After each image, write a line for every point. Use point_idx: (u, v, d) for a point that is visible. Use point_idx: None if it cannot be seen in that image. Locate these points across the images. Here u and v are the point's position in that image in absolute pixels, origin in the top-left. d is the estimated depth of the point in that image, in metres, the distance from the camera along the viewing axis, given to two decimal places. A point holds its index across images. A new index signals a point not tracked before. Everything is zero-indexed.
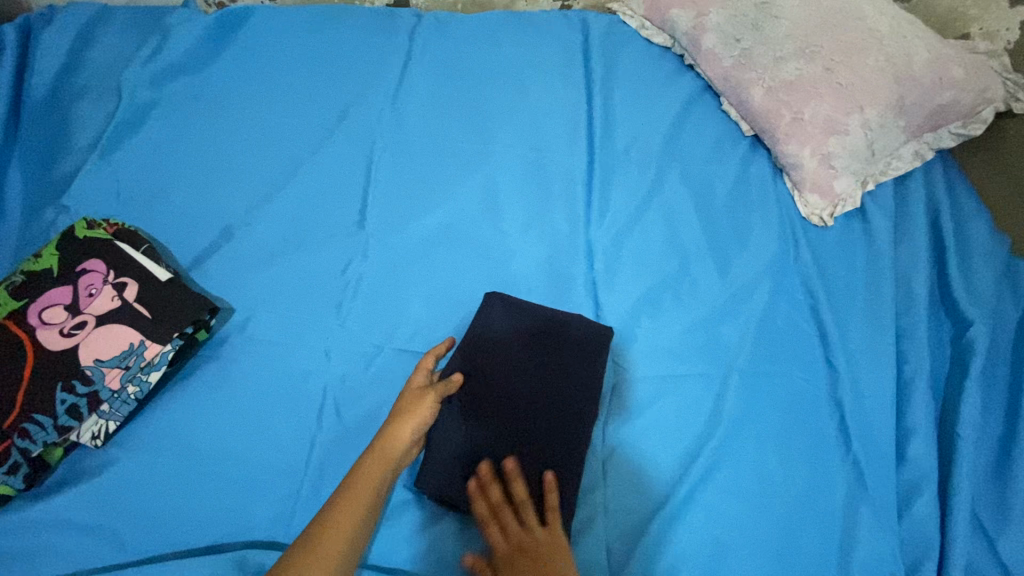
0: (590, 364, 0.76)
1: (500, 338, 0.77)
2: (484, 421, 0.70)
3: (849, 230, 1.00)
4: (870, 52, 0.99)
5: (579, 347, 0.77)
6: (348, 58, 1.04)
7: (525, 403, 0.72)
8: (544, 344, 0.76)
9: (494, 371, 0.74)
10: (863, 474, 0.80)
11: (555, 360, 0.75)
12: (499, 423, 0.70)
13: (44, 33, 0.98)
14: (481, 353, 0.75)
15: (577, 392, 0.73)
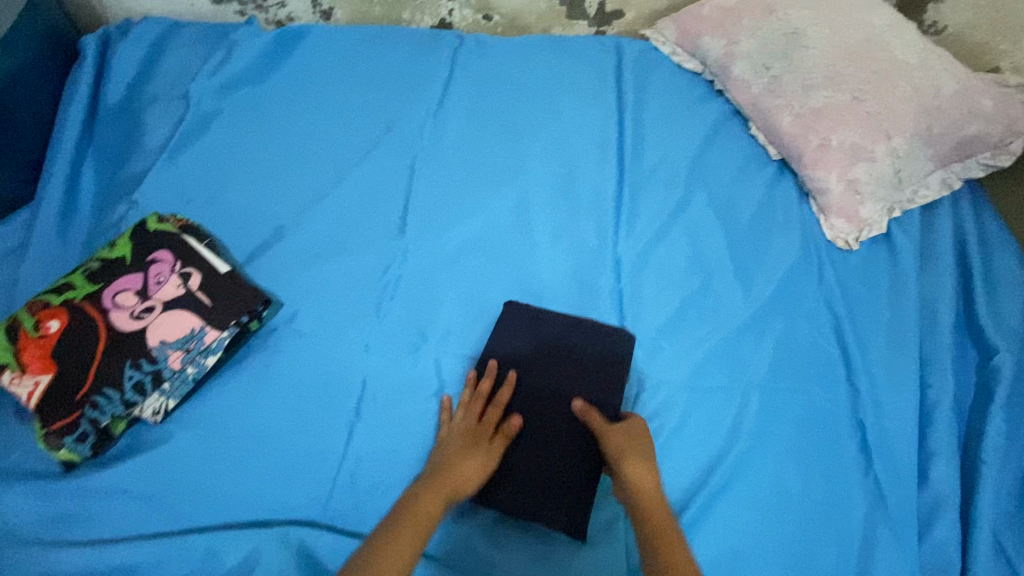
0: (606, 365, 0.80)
1: (520, 334, 0.82)
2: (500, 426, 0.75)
3: (874, 254, 1.02)
4: (898, 82, 1.02)
5: (597, 348, 0.81)
6: (394, 75, 1.11)
7: (541, 399, 0.77)
8: (562, 342, 0.81)
9: (514, 366, 0.79)
10: (883, 493, 0.81)
11: (573, 359, 0.80)
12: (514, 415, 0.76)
13: (121, 43, 1.07)
14: (501, 347, 0.81)
15: (593, 390, 0.77)
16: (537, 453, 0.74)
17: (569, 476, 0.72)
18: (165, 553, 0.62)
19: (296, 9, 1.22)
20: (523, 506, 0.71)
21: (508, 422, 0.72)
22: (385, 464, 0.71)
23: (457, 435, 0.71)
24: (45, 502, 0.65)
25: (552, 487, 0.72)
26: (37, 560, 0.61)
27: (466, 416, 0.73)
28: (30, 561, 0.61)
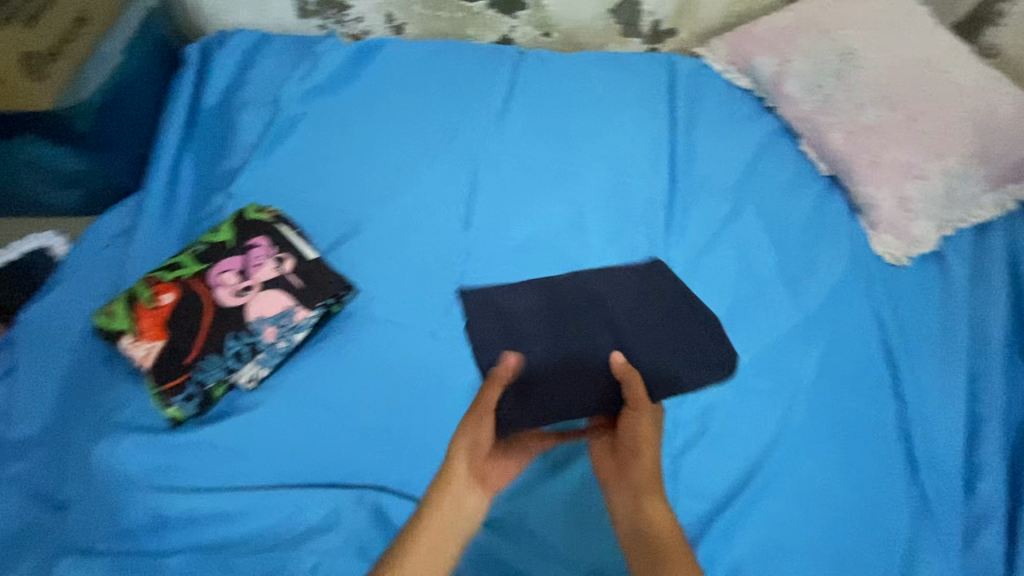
0: (692, 365, 0.72)
1: (623, 283, 0.79)
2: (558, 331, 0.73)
3: (924, 271, 1.04)
4: (952, 104, 1.05)
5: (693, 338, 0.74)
6: (460, 86, 1.19)
7: (603, 327, 0.73)
8: (656, 309, 0.77)
9: (606, 295, 0.77)
10: (927, 501, 0.83)
11: (666, 326, 0.75)
12: (584, 328, 0.73)
13: (218, 52, 1.18)
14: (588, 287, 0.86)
15: (675, 369, 0.72)
16: (582, 371, 0.70)
17: (597, 390, 0.69)
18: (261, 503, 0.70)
19: (372, 24, 1.32)
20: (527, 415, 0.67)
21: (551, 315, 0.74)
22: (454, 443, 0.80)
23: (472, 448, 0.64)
24: (151, 453, 0.73)
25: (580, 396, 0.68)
26: (151, 502, 0.70)
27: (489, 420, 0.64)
28: (145, 502, 0.70)
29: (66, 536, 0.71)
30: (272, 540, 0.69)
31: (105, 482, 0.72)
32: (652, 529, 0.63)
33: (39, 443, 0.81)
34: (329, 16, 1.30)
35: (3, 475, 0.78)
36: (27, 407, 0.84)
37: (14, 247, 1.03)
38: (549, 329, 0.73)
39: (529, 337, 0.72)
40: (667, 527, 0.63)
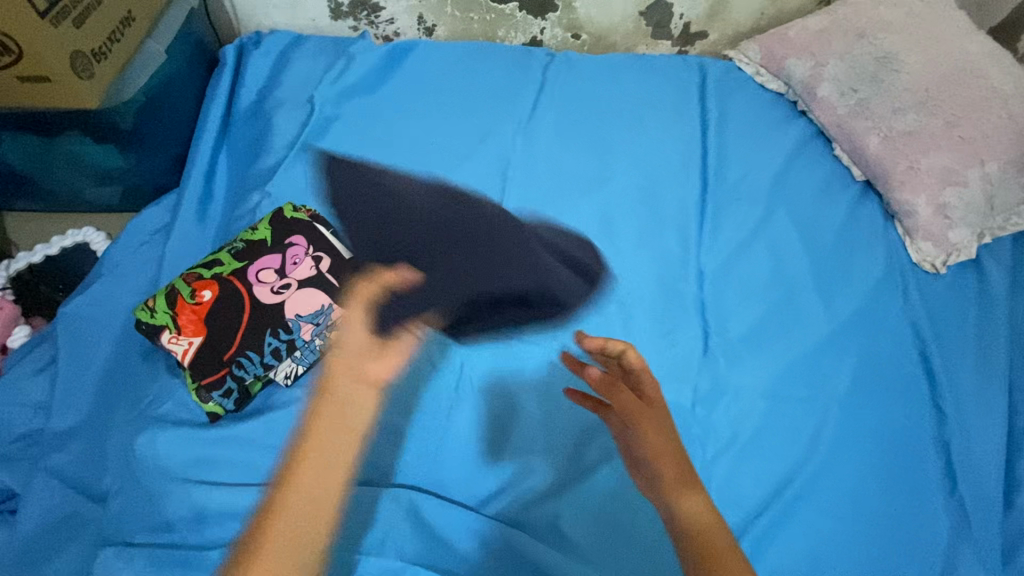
0: (550, 288, 0.88)
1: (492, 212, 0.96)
2: (441, 227, 0.87)
3: (963, 280, 1.02)
4: (993, 111, 1.03)
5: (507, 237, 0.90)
6: (490, 88, 1.19)
7: (475, 232, 0.90)
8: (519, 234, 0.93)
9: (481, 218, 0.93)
10: (966, 513, 0.82)
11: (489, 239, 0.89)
12: (462, 230, 0.89)
13: (253, 52, 1.20)
14: (469, 212, 0.96)
15: (532, 272, 0.86)
16: (453, 255, 0.84)
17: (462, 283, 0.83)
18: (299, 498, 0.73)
19: (403, 26, 1.33)
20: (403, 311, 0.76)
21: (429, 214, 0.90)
22: (486, 444, 0.82)
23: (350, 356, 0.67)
24: (190, 447, 0.75)
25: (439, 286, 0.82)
26: (189, 496, 0.71)
27: (360, 320, 0.73)
28: (183, 495, 0.71)
29: (107, 526, 0.72)
30: None
31: (144, 475, 0.73)
32: (697, 525, 0.58)
33: (79, 434, 0.82)
34: (361, 18, 1.31)
35: (42, 464, 0.80)
36: (66, 399, 0.85)
37: (54, 241, 1.09)
38: (423, 221, 0.87)
39: (398, 237, 0.85)
40: (713, 523, 0.59)
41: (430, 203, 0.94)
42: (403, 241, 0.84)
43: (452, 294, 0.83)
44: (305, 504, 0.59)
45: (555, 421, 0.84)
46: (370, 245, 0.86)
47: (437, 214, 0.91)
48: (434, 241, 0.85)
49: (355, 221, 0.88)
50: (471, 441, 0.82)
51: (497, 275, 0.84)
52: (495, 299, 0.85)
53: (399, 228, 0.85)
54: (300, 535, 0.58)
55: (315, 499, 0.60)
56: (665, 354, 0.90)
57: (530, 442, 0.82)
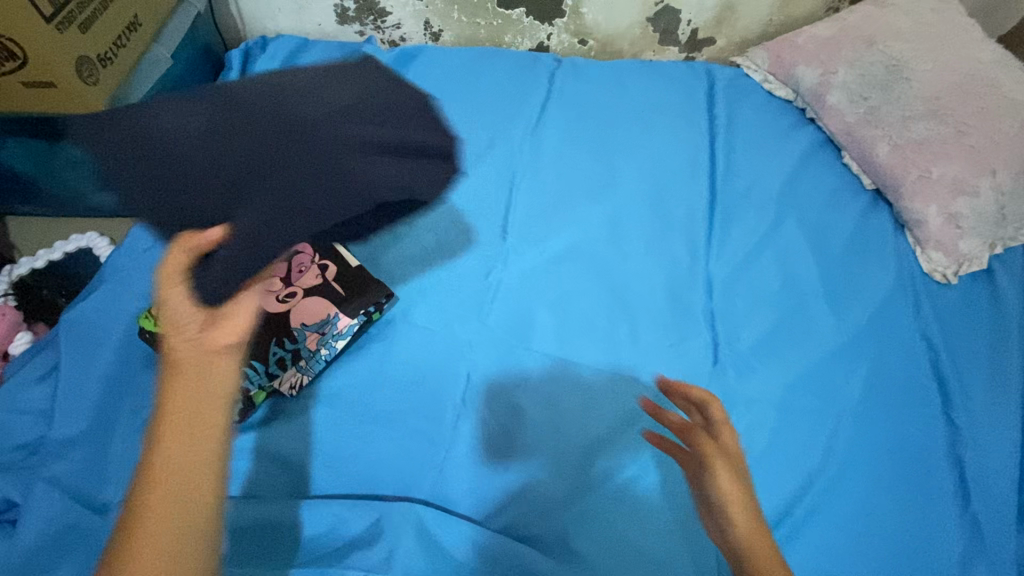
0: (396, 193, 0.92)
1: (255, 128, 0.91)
2: (208, 177, 0.85)
3: (974, 290, 1.00)
4: (1005, 120, 1.02)
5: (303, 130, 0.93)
6: (497, 94, 1.18)
7: (227, 167, 0.86)
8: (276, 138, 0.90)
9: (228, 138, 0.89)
10: (981, 529, 0.80)
11: (280, 158, 0.88)
12: (241, 166, 0.86)
13: (259, 58, 1.20)
14: (255, 127, 0.90)
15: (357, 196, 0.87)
16: (259, 196, 0.82)
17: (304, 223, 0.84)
18: (306, 512, 0.74)
19: (409, 31, 1.33)
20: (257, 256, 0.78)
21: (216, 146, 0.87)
22: (492, 456, 0.81)
23: (183, 336, 0.59)
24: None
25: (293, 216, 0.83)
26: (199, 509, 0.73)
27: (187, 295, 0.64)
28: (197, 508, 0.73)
29: None
30: (319, 549, 0.72)
31: None
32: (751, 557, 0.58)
33: (82, 442, 0.82)
34: (367, 23, 1.31)
35: (42, 474, 0.78)
36: (67, 407, 0.84)
37: (59, 247, 1.09)
38: (231, 182, 0.84)
39: (211, 202, 0.83)
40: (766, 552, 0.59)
41: (210, 136, 0.89)
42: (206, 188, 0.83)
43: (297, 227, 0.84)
44: (183, 485, 0.53)
45: (560, 430, 0.83)
46: (173, 197, 0.84)
47: (205, 154, 0.87)
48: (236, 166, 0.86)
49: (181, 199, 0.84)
50: (476, 452, 0.81)
51: (340, 206, 0.87)
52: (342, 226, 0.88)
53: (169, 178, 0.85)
54: (186, 509, 0.52)
55: (193, 464, 0.54)
56: (673, 364, 0.89)
57: (535, 453, 0.81)
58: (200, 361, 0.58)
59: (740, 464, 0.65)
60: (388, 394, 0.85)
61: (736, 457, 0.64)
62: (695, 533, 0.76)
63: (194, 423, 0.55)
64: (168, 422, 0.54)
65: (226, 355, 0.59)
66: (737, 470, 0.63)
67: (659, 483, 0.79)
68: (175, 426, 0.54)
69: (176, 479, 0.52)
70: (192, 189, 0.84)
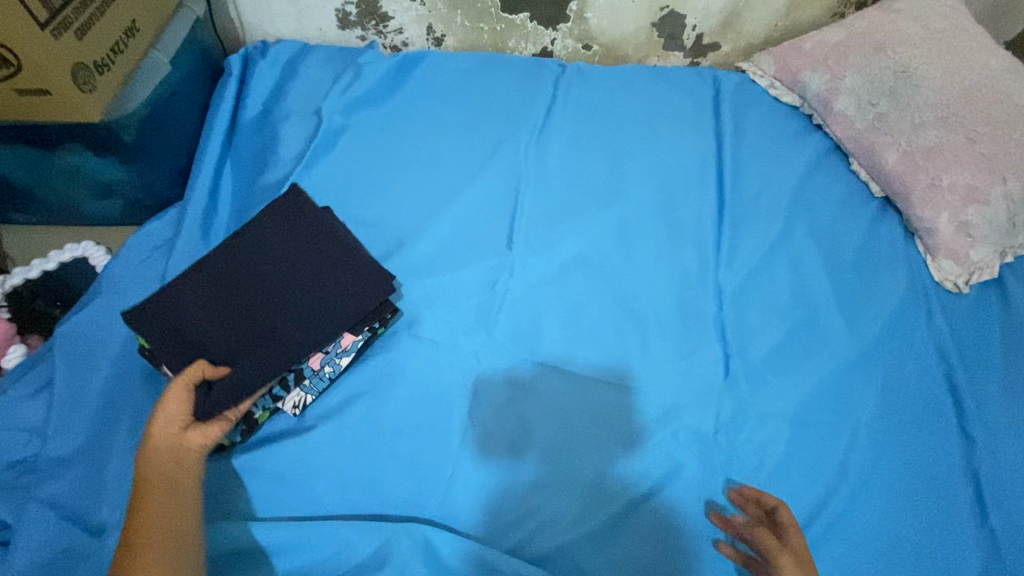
0: (360, 291, 0.84)
1: (251, 250, 0.86)
2: (194, 315, 0.81)
3: (986, 299, 0.99)
4: (1015, 127, 1.01)
5: (280, 247, 0.87)
6: (501, 100, 1.16)
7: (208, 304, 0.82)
8: (269, 259, 0.86)
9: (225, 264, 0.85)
10: (999, 546, 0.78)
11: (267, 282, 0.84)
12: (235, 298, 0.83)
13: (260, 63, 1.18)
14: (237, 254, 0.86)
15: (349, 296, 0.84)
16: (252, 330, 0.80)
17: (291, 340, 0.80)
18: (312, 531, 0.72)
19: (411, 36, 1.31)
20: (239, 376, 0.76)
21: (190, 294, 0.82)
22: (500, 472, 0.79)
23: (165, 434, 0.69)
24: (207, 479, 0.76)
25: (288, 334, 0.81)
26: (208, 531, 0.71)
27: (179, 399, 0.72)
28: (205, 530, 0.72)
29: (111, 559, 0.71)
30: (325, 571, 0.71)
31: None
32: None
33: (78, 460, 0.79)
34: (369, 27, 1.29)
35: (37, 493, 0.76)
36: (64, 423, 0.82)
37: (54, 256, 1.07)
38: (219, 316, 0.81)
39: (201, 335, 0.80)
40: None
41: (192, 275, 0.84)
42: (200, 341, 0.79)
43: (286, 346, 0.80)
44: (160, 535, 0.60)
45: (571, 447, 0.81)
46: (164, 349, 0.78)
47: (203, 287, 0.83)
48: (222, 309, 0.82)
49: (171, 339, 0.79)
50: (484, 469, 0.79)
51: (327, 310, 0.83)
52: (320, 329, 0.81)
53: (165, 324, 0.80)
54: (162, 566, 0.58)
55: (172, 531, 0.61)
56: (685, 378, 0.87)
57: (546, 470, 0.79)
58: (174, 451, 0.69)
59: (810, 563, 0.68)
60: (394, 409, 0.83)
61: (804, 556, 0.68)
62: (708, 550, 0.75)
63: (158, 505, 0.63)
64: (144, 493, 0.64)
65: (196, 453, 0.70)
66: (807, 568, 0.67)
67: (672, 501, 0.78)
68: (148, 503, 0.63)
69: (153, 533, 0.60)
70: (178, 339, 0.79)
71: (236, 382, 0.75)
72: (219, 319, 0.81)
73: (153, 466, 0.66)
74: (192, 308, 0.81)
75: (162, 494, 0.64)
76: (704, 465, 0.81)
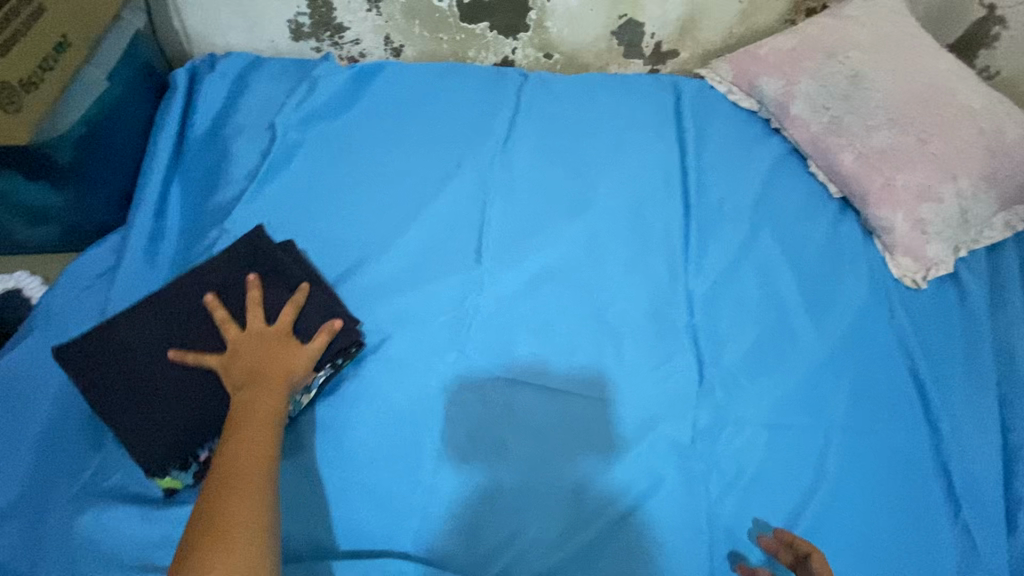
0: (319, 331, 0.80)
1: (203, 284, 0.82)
2: (138, 359, 0.77)
3: (943, 293, 1.02)
4: (964, 127, 1.05)
5: (228, 289, 0.82)
6: (463, 111, 1.14)
7: (154, 346, 0.77)
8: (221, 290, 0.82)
9: (176, 299, 0.81)
10: (973, 539, 0.80)
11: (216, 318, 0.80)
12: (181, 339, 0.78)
13: (208, 77, 1.12)
14: (186, 288, 0.82)
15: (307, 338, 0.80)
16: (201, 376, 0.76)
17: None
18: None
19: (369, 46, 1.27)
20: (190, 427, 0.74)
21: (136, 330, 0.78)
22: (481, 495, 0.76)
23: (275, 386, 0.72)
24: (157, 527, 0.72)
25: None
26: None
27: (287, 359, 0.75)
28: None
29: None
30: None
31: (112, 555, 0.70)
32: None
33: (11, 514, 0.73)
34: (323, 38, 1.25)
35: None
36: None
37: None
38: (166, 361, 0.76)
39: (145, 381, 0.76)
40: None
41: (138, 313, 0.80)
42: (146, 388, 0.75)
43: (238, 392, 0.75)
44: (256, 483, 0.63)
45: (548, 466, 0.79)
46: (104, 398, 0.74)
47: (148, 328, 0.79)
48: (170, 346, 0.78)
49: (110, 387, 0.75)
50: (461, 495, 0.76)
51: None
52: None
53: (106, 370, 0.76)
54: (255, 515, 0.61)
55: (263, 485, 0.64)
56: (660, 388, 0.86)
57: (524, 491, 0.77)
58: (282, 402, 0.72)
59: None
60: (362, 437, 0.80)
61: None
62: (692, 565, 0.74)
63: (265, 455, 0.66)
64: (254, 441, 0.67)
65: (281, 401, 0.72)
66: None
67: (653, 516, 0.76)
68: (249, 451, 0.66)
69: (246, 484, 0.63)
70: (119, 386, 0.75)
71: (188, 435, 0.73)
72: (165, 356, 0.77)
73: (265, 414, 0.69)
74: (137, 349, 0.77)
75: (265, 449, 0.67)
76: (684, 477, 0.79)
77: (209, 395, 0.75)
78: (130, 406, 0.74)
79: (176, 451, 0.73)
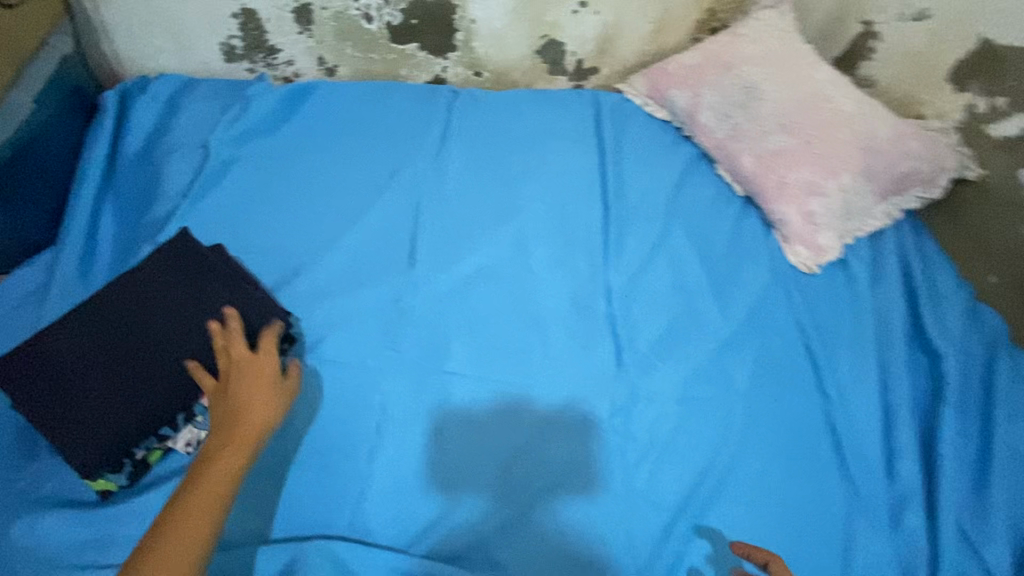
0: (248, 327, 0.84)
1: (130, 289, 0.85)
2: (69, 367, 0.79)
3: (833, 276, 1.14)
4: (841, 129, 1.17)
5: (156, 293, 0.85)
6: (395, 126, 1.21)
7: (84, 353, 0.80)
8: (149, 295, 0.85)
9: (104, 306, 0.83)
10: (856, 487, 0.91)
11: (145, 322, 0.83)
12: (111, 344, 0.81)
13: (139, 99, 1.15)
14: (114, 295, 0.84)
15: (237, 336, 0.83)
16: (133, 378, 0.79)
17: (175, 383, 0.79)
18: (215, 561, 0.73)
19: (304, 67, 1.33)
20: (122, 427, 0.76)
21: (66, 339, 0.80)
22: (414, 477, 0.82)
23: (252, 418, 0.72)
24: (92, 528, 0.74)
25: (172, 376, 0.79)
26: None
27: (265, 389, 0.75)
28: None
29: None
30: None
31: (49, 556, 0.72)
32: None
33: None
34: (257, 60, 1.30)
35: None
36: None
37: None
38: (97, 366, 0.79)
39: (77, 386, 0.78)
40: None
41: (67, 323, 0.82)
42: (77, 393, 0.77)
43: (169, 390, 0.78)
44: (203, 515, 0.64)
45: (476, 447, 0.85)
46: (36, 405, 0.76)
47: (79, 336, 0.81)
48: (100, 352, 0.80)
49: (42, 395, 0.77)
50: (395, 479, 0.81)
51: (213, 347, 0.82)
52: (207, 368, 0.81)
53: (37, 379, 0.78)
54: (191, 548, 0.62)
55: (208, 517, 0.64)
56: (583, 372, 0.94)
57: (453, 469, 0.83)
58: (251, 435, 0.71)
59: None
60: (301, 432, 0.84)
61: None
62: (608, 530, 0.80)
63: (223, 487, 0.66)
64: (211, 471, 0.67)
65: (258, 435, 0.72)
66: None
67: (573, 487, 0.83)
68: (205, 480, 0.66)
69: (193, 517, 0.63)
70: (50, 393, 0.77)
71: (121, 434, 0.75)
72: (97, 362, 0.79)
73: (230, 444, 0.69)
74: (68, 356, 0.79)
75: (222, 479, 0.67)
76: (601, 451, 0.87)
77: (139, 396, 0.77)
78: (63, 411, 0.76)
79: (111, 451, 0.75)
